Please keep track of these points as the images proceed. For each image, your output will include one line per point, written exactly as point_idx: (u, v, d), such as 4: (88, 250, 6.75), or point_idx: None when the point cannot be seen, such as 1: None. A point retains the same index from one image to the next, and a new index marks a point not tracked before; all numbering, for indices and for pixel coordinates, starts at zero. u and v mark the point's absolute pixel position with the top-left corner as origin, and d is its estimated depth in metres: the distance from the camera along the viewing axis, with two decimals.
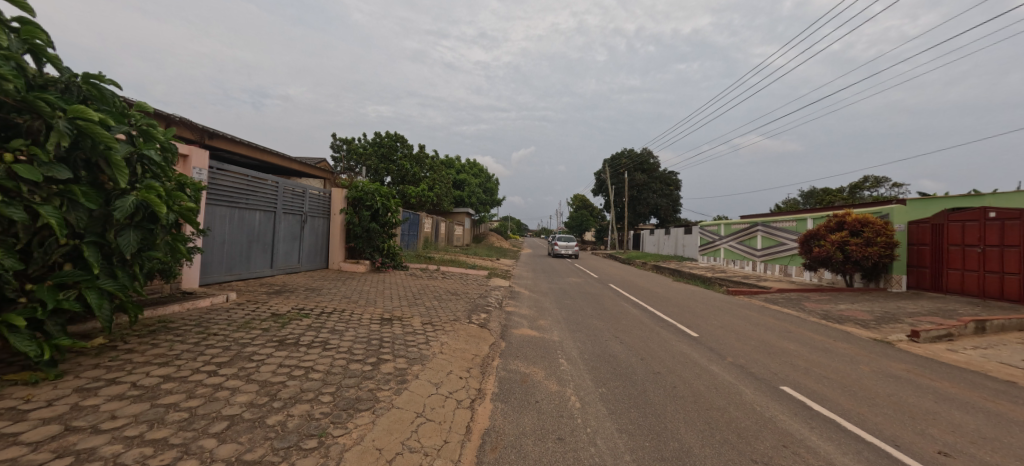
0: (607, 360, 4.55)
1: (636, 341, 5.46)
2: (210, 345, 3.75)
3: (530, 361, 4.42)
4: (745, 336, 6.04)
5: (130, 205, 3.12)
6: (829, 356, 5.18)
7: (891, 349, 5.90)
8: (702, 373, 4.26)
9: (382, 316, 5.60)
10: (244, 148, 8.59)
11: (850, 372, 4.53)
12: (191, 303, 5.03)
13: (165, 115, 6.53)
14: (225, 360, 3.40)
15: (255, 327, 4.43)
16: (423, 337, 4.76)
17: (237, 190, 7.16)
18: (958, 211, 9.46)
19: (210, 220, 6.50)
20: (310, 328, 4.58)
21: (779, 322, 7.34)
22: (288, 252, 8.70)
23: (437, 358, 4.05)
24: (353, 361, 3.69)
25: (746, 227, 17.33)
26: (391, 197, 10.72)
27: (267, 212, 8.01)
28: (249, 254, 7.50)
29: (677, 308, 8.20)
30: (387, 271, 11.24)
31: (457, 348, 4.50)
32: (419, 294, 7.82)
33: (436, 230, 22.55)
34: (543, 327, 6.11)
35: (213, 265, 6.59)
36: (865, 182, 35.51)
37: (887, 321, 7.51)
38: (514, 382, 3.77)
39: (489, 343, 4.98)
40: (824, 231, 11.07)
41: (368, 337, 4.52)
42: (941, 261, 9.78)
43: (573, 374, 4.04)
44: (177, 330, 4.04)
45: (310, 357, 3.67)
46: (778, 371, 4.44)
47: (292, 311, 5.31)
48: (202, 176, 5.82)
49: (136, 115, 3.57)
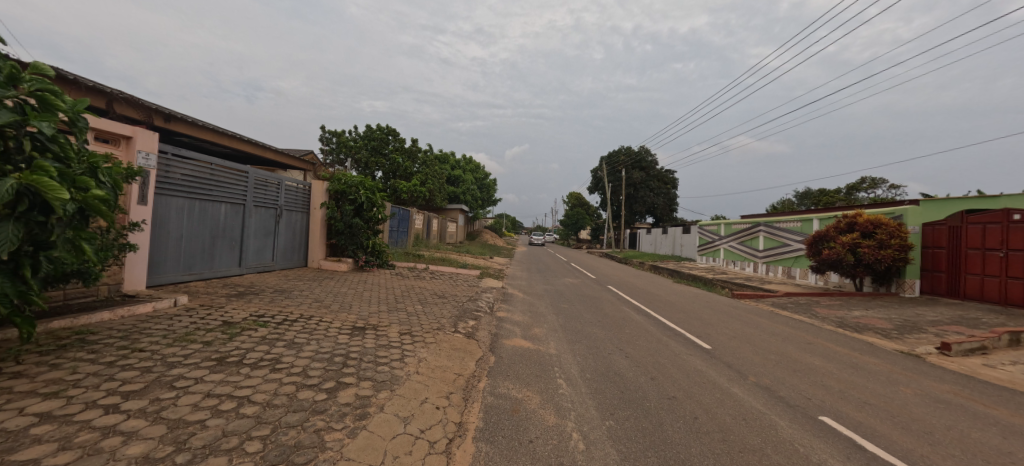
0: (612, 380, 3.90)
1: (644, 355, 4.81)
2: (128, 366, 3.03)
3: (523, 382, 3.74)
4: (762, 348, 5.43)
5: (6, 190, 2.36)
6: (863, 375, 4.56)
7: (924, 364, 5.32)
8: (726, 398, 3.62)
9: (354, 324, 4.89)
10: (210, 134, 7.84)
11: (895, 397, 3.91)
12: (127, 310, 4.30)
13: (107, 91, 5.76)
14: (137, 388, 2.69)
15: (196, 340, 3.70)
16: (398, 352, 4.05)
17: (198, 180, 6.38)
18: (978, 212, 8.96)
19: (162, 212, 5.74)
20: (263, 341, 3.85)
21: (795, 331, 6.74)
22: (260, 248, 7.95)
23: (412, 380, 3.37)
24: (304, 387, 2.98)
25: (748, 227, 16.78)
26: (375, 190, 10.02)
27: (235, 204, 7.23)
28: (212, 251, 6.72)
29: (683, 314, 7.56)
30: (372, 270, 10.49)
31: (437, 367, 3.81)
32: (402, 297, 7.12)
33: (428, 227, 21.72)
34: (538, 337, 5.44)
35: (165, 264, 5.83)
36: (862, 183, 35.34)
37: (910, 330, 6.96)
38: (503, 412, 3.09)
39: (475, 358, 4.29)
40: (834, 232, 10.52)
41: (333, 352, 3.81)
42: (959, 265, 9.28)
43: (574, 400, 3.38)
44: (95, 347, 3.31)
45: (251, 382, 2.95)
46: (813, 396, 3.80)
47: (248, 319, 4.57)
48: (148, 162, 5.08)
49: (30, 79, 2.76)
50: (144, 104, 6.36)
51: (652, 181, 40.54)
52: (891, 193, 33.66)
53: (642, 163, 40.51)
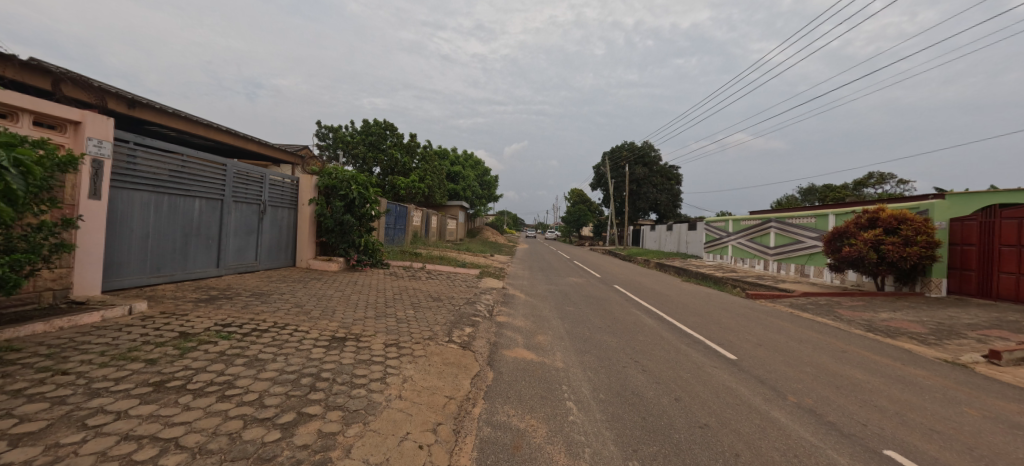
0: (631, 403, 3.31)
1: (663, 368, 4.25)
2: (39, 395, 2.45)
3: (526, 406, 3.17)
4: (793, 358, 4.85)
5: None
6: (915, 392, 3.97)
7: (976, 375, 4.71)
8: (768, 427, 3.03)
9: (334, 334, 4.30)
10: (182, 123, 7.28)
11: (961, 422, 3.32)
12: (68, 321, 3.72)
13: (53, 71, 5.15)
14: (34, 429, 2.11)
15: (140, 359, 3.12)
16: (380, 370, 3.46)
17: (166, 173, 5.78)
18: (1013, 207, 8.36)
19: (122, 207, 5.15)
20: (218, 359, 3.26)
21: (823, 337, 6.15)
22: (241, 247, 7.37)
23: (392, 409, 2.77)
24: (254, 422, 2.39)
25: (759, 223, 16.15)
26: (368, 186, 9.42)
27: (213, 200, 6.63)
28: (184, 250, 6.12)
29: (700, 318, 6.96)
30: (365, 270, 9.92)
31: (425, 388, 3.24)
32: (393, 300, 6.51)
33: (427, 225, 21.15)
34: (542, 346, 4.87)
35: (125, 265, 5.25)
36: (869, 178, 34.67)
37: (948, 335, 6.35)
38: (501, 450, 2.49)
39: (471, 376, 3.69)
40: (854, 228, 9.90)
41: (302, 371, 3.21)
42: (992, 263, 8.68)
43: (589, 432, 2.79)
44: (4, 369, 2.72)
45: (187, 417, 2.37)
46: (868, 422, 3.23)
47: (210, 329, 3.99)
48: (101, 150, 4.50)
49: None
50: (100, 86, 5.78)
51: (655, 178, 39.90)
52: (900, 188, 32.91)
53: (645, 159, 39.77)
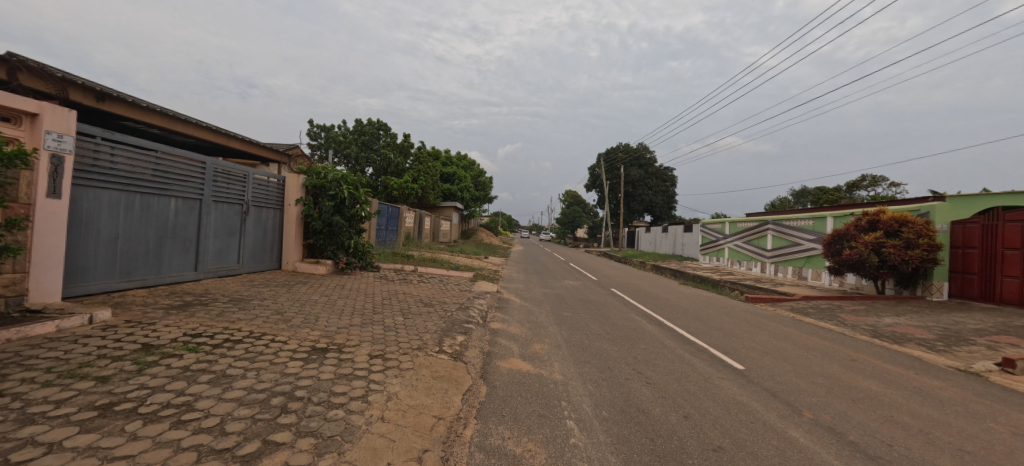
0: (637, 423, 3.02)
1: (668, 380, 3.99)
2: None
3: (523, 426, 2.88)
4: (802, 367, 4.61)
5: None
6: (935, 406, 3.73)
7: (993, 386, 4.50)
8: (787, 449, 2.77)
9: (314, 345, 3.96)
10: (158, 118, 6.93)
11: (990, 441, 3.09)
12: (17, 332, 3.36)
13: (10, 58, 4.76)
14: None
15: (89, 377, 2.77)
16: (362, 386, 3.15)
17: (137, 170, 5.40)
18: (1015, 210, 8.26)
19: (87, 206, 4.78)
20: (181, 376, 2.93)
21: (829, 343, 5.93)
22: (221, 249, 7.01)
23: (372, 434, 2.46)
24: (210, 455, 2.06)
25: (756, 225, 16.01)
26: (359, 186, 9.08)
27: (191, 199, 6.26)
28: (158, 252, 5.75)
29: (701, 323, 6.73)
30: (354, 273, 9.57)
31: (412, 407, 2.93)
32: (381, 306, 6.20)
33: (420, 226, 20.81)
34: (540, 356, 4.58)
35: (91, 269, 4.88)
36: (863, 181, 34.84)
37: (956, 341, 6.16)
38: None
39: (462, 391, 3.40)
40: (854, 230, 9.74)
41: (273, 389, 2.88)
42: (994, 267, 8.57)
43: (593, 458, 2.51)
44: None
45: (132, 449, 2.04)
46: (893, 441, 2.98)
47: (177, 341, 3.64)
48: (60, 145, 4.15)
49: None
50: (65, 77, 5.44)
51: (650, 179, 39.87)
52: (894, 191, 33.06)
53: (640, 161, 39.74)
